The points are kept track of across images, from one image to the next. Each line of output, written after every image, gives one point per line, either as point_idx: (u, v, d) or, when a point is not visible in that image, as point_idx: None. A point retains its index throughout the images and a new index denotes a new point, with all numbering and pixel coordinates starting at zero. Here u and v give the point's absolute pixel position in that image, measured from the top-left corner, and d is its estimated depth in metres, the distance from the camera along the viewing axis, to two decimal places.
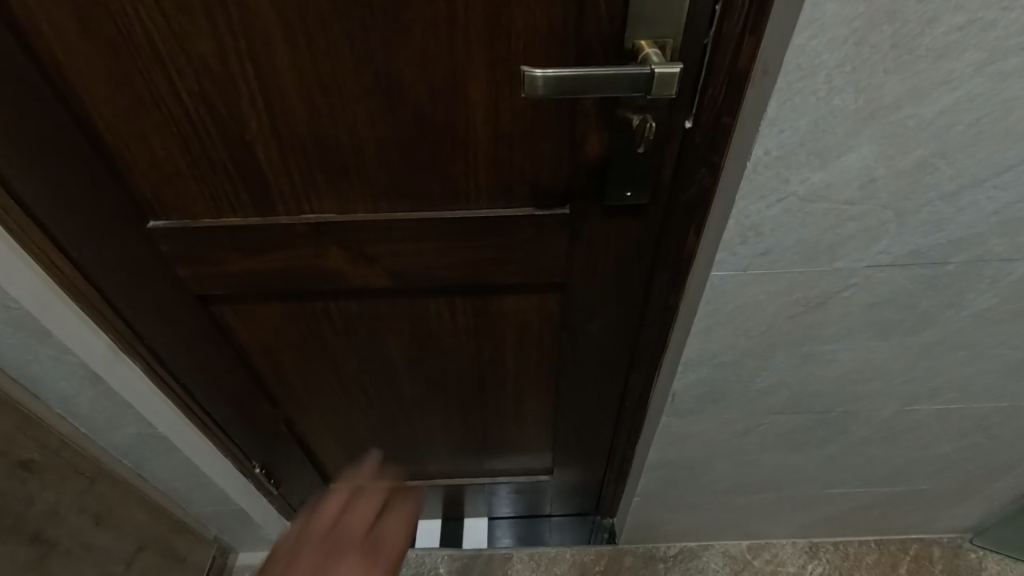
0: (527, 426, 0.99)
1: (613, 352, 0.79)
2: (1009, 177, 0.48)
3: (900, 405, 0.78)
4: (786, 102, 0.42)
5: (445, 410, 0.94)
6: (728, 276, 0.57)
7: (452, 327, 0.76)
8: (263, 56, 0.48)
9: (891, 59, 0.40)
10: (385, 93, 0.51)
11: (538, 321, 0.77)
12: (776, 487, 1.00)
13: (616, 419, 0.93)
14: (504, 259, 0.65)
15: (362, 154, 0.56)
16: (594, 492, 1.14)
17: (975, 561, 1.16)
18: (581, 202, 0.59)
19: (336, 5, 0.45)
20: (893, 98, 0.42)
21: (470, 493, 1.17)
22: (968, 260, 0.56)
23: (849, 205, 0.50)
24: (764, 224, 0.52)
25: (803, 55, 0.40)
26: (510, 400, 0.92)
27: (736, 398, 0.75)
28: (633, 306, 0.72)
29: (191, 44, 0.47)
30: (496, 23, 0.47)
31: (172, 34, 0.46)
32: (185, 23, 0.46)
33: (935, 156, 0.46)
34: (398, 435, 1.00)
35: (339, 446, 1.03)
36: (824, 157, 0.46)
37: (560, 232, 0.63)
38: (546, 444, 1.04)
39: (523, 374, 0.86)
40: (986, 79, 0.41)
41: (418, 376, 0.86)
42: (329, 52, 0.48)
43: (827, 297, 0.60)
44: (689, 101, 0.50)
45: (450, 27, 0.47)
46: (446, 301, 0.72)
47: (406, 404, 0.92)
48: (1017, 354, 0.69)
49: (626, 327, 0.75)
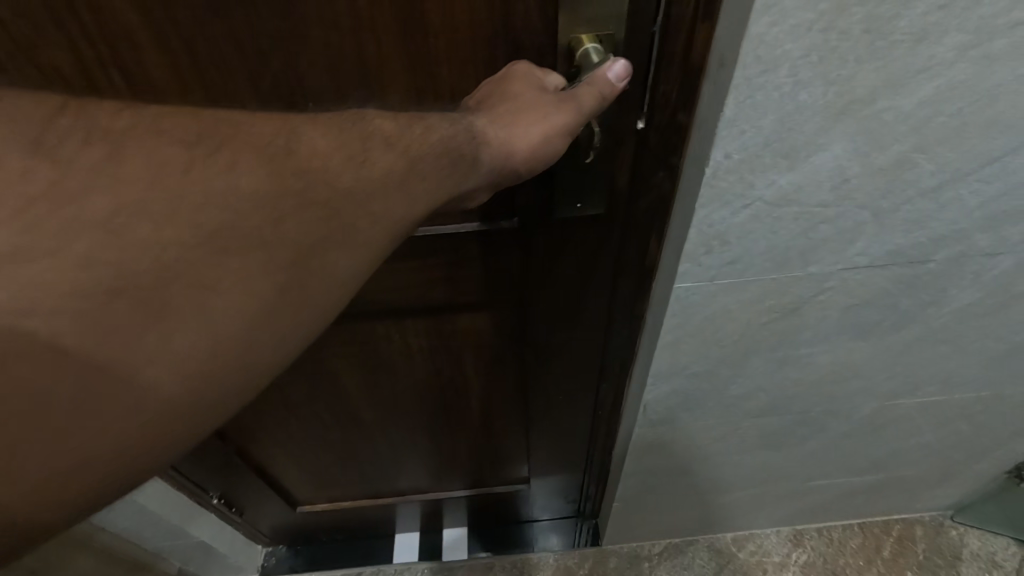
0: (499, 439, 0.94)
1: (582, 366, 0.74)
2: (993, 170, 0.43)
3: (880, 401, 0.74)
4: (746, 99, 0.37)
5: (410, 429, 0.89)
6: (693, 289, 0.52)
7: (406, 347, 0.72)
8: (134, 66, 0.42)
9: (863, 46, 0.34)
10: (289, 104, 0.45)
11: (498, 337, 0.72)
12: (758, 483, 0.97)
13: (592, 430, 0.88)
14: (450, 277, 0.62)
15: None
16: (576, 499, 1.10)
17: (956, 538, 1.16)
18: (529, 213, 0.56)
19: (213, 6, 0.39)
20: (865, 91, 0.37)
21: (448, 505, 1.13)
22: (949, 257, 0.52)
23: (821, 208, 0.45)
24: (730, 232, 0.46)
25: (762, 45, 0.34)
26: (478, 415, 0.87)
27: (711, 405, 0.71)
28: (599, 320, 0.66)
29: (45, 56, 0.41)
30: (407, 19, 0.41)
31: (18, 45, 0.40)
32: (32, 32, 0.39)
33: (913, 151, 0.41)
34: (364, 459, 0.95)
35: (301, 471, 0.97)
36: (792, 158, 0.41)
37: (511, 245, 0.59)
38: (522, 455, 0.99)
39: (489, 389, 0.82)
40: (970, 65, 0.36)
41: (376, 399, 0.81)
42: (216, 59, 0.42)
43: (801, 302, 0.55)
44: (640, 98, 0.45)
45: (353, 25, 0.41)
46: (394, 323, 0.67)
47: (366, 426, 0.86)
48: (1000, 346, 0.66)
49: (593, 341, 0.70)
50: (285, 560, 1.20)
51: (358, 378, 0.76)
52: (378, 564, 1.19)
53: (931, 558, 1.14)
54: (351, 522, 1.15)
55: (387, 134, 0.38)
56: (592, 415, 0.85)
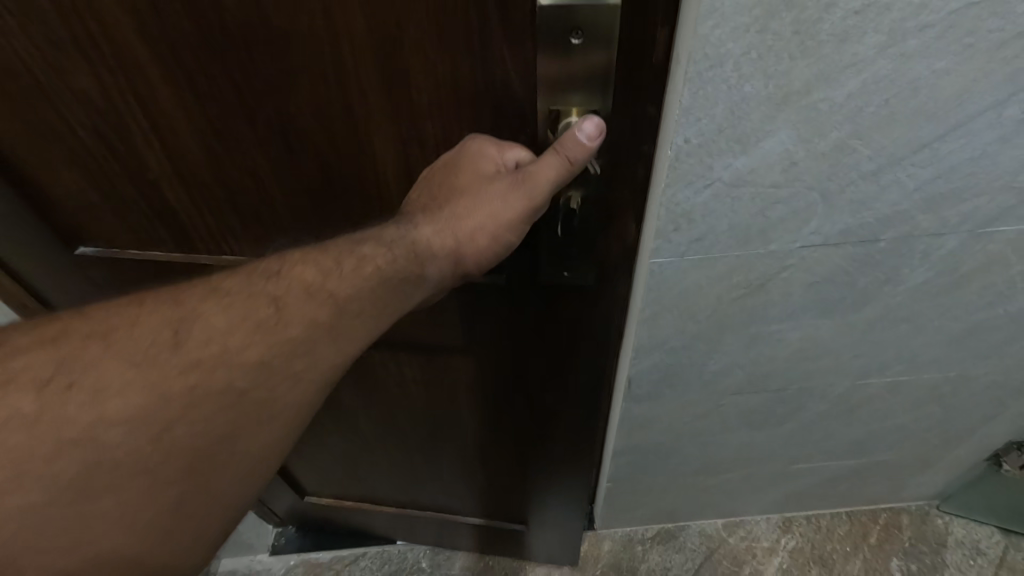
0: (495, 472, 0.98)
1: (571, 406, 0.78)
2: (926, 155, 0.49)
3: (852, 379, 0.80)
4: (698, 89, 0.43)
5: (408, 448, 0.96)
6: (666, 263, 0.58)
7: (399, 373, 0.80)
8: (145, 94, 0.50)
9: (794, 45, 0.41)
10: (281, 138, 0.53)
11: (488, 374, 0.77)
12: (743, 465, 1.02)
13: (589, 472, 0.90)
14: (441, 317, 0.70)
15: (267, 192, 0.58)
16: (579, 539, 1.10)
17: (942, 526, 1.20)
18: (514, 271, 0.62)
19: (217, 52, 0.47)
20: (801, 83, 0.43)
21: (448, 529, 1.16)
22: (897, 236, 0.58)
23: (775, 188, 0.51)
24: (695, 211, 0.52)
25: (708, 44, 0.40)
26: (472, 445, 0.92)
27: (691, 381, 0.77)
28: (584, 361, 0.71)
29: (75, 82, 0.49)
30: (386, 73, 0.47)
31: (55, 70, 0.48)
32: (66, 61, 0.48)
33: (851, 137, 0.47)
34: (365, 470, 1.04)
35: (315, 471, 1.06)
36: (744, 143, 0.47)
37: (500, 296, 0.65)
38: (520, 493, 1.01)
39: (483, 422, 0.86)
40: (890, 61, 0.42)
41: (375, 415, 0.89)
42: (219, 95, 0.50)
43: (766, 279, 0.61)
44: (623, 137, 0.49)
45: (338, 77, 0.48)
46: (388, 352, 0.77)
47: (367, 439, 0.95)
48: (957, 325, 0.71)
49: (581, 381, 0.74)
50: (293, 540, 1.25)
51: (358, 395, 0.85)
52: (382, 546, 1.24)
53: (916, 545, 1.18)
54: (356, 521, 1.20)
55: (305, 282, 0.47)
56: (588, 455, 0.86)
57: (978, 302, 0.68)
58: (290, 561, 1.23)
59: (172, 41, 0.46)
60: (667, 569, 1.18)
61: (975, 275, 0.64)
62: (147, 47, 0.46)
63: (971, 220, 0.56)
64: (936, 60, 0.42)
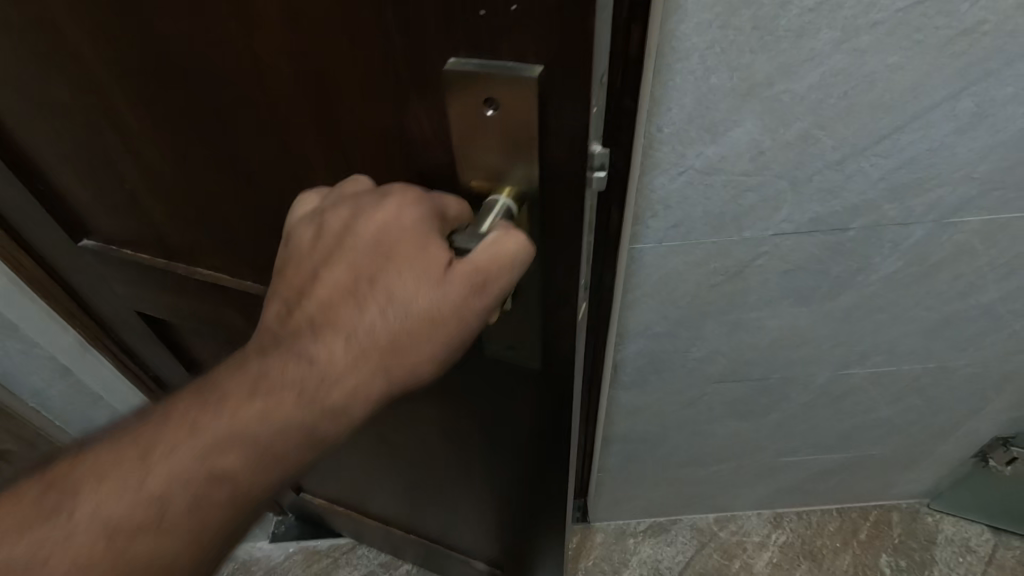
0: (468, 519, 0.94)
1: (531, 475, 0.72)
2: (886, 146, 0.53)
3: (833, 369, 0.82)
4: (667, 81, 0.47)
5: (388, 478, 0.96)
6: (647, 248, 0.62)
7: (378, 420, 0.80)
8: (107, 105, 0.48)
9: (755, 39, 0.44)
10: (233, 168, 0.49)
11: (449, 432, 0.74)
12: (731, 457, 1.04)
13: (556, 538, 0.84)
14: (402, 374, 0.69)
15: (231, 219, 0.55)
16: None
17: (932, 524, 1.21)
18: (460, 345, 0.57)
19: (162, 72, 0.43)
20: (764, 75, 0.47)
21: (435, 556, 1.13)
22: (866, 225, 0.61)
23: (746, 176, 0.54)
24: (670, 197, 0.56)
25: (675, 38, 0.44)
26: (444, 492, 0.90)
27: (676, 368, 0.80)
28: (541, 439, 0.65)
29: (49, 85, 0.48)
30: (320, 114, 0.41)
31: (32, 71, 0.48)
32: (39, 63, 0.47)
33: (814, 128, 0.51)
34: (352, 486, 1.06)
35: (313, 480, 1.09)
36: (713, 131, 0.50)
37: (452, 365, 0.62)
38: (492, 541, 0.97)
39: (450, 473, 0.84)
40: (846, 56, 0.46)
41: (355, 445, 0.91)
42: (170, 115, 0.46)
43: (743, 266, 0.64)
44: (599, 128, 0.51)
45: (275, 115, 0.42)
46: None
47: (351, 462, 0.98)
48: (932, 315, 0.74)
49: (539, 456, 0.68)
50: (293, 528, 1.28)
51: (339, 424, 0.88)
52: None
53: (906, 542, 1.19)
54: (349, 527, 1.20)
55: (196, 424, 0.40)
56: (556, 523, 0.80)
57: (951, 292, 0.70)
58: (290, 548, 1.26)
59: (120, 55, 0.43)
60: (658, 561, 1.19)
61: (945, 265, 0.66)
62: (101, 58, 0.44)
63: (936, 210, 0.59)
64: (889, 55, 0.46)
